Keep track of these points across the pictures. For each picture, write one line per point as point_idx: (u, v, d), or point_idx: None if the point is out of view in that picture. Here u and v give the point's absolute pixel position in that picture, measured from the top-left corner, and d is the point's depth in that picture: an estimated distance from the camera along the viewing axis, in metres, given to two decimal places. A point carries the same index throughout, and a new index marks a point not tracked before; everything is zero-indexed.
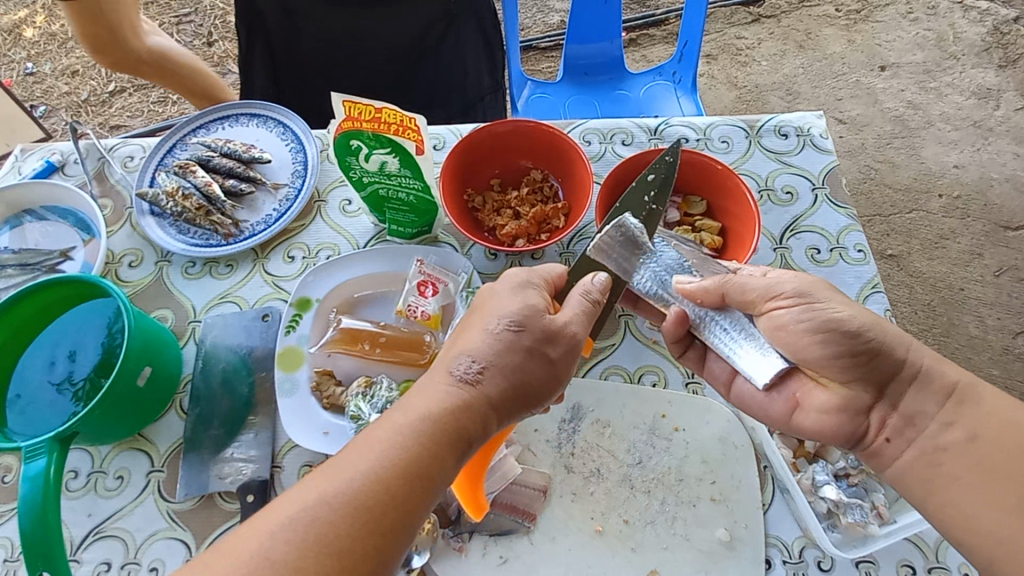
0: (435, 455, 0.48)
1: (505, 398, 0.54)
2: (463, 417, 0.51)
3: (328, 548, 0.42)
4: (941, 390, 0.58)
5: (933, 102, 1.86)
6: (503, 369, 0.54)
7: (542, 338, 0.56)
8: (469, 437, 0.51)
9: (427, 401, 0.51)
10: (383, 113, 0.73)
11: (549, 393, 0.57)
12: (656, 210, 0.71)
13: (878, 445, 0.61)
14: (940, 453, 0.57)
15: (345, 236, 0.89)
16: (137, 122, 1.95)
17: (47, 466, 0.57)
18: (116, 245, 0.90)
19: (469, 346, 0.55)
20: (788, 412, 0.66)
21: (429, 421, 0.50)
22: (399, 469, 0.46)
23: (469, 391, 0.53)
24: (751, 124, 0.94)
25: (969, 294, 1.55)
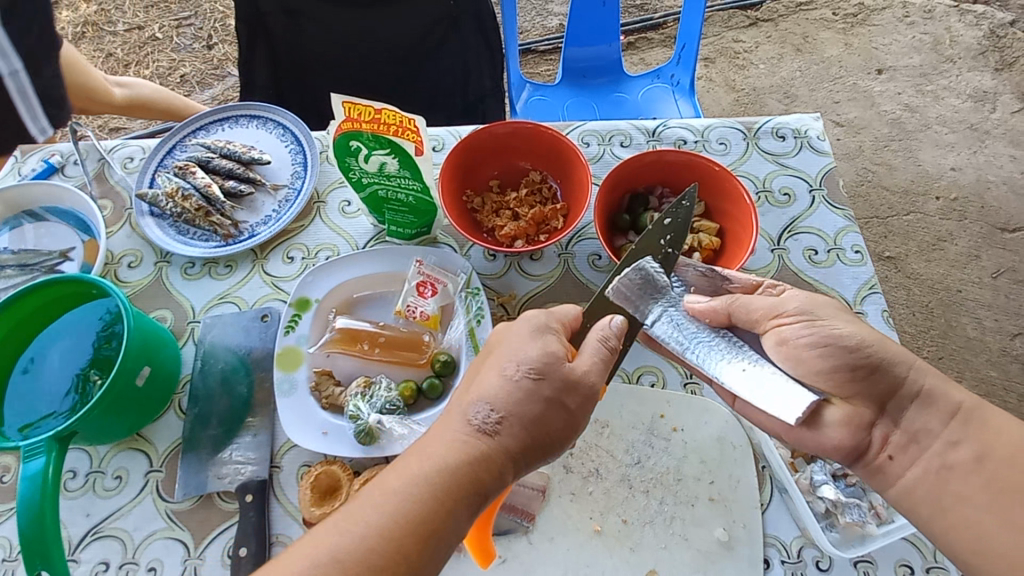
0: (447, 511, 0.47)
1: (522, 450, 0.53)
2: (479, 469, 0.50)
3: None
4: (945, 409, 0.57)
5: (930, 105, 1.87)
6: (522, 419, 0.53)
7: (563, 386, 0.54)
8: (485, 488, 0.50)
9: (443, 450, 0.50)
10: (382, 115, 0.74)
11: (567, 442, 0.56)
12: (673, 252, 0.68)
13: (882, 462, 0.59)
14: (945, 472, 0.55)
15: (344, 236, 0.89)
16: (137, 124, 1.96)
17: (44, 466, 0.57)
18: (116, 245, 0.90)
19: (487, 392, 0.54)
20: (791, 429, 0.63)
21: (445, 472, 0.48)
22: (411, 524, 0.46)
23: (487, 442, 0.51)
24: (749, 126, 0.94)
25: (966, 296, 1.56)
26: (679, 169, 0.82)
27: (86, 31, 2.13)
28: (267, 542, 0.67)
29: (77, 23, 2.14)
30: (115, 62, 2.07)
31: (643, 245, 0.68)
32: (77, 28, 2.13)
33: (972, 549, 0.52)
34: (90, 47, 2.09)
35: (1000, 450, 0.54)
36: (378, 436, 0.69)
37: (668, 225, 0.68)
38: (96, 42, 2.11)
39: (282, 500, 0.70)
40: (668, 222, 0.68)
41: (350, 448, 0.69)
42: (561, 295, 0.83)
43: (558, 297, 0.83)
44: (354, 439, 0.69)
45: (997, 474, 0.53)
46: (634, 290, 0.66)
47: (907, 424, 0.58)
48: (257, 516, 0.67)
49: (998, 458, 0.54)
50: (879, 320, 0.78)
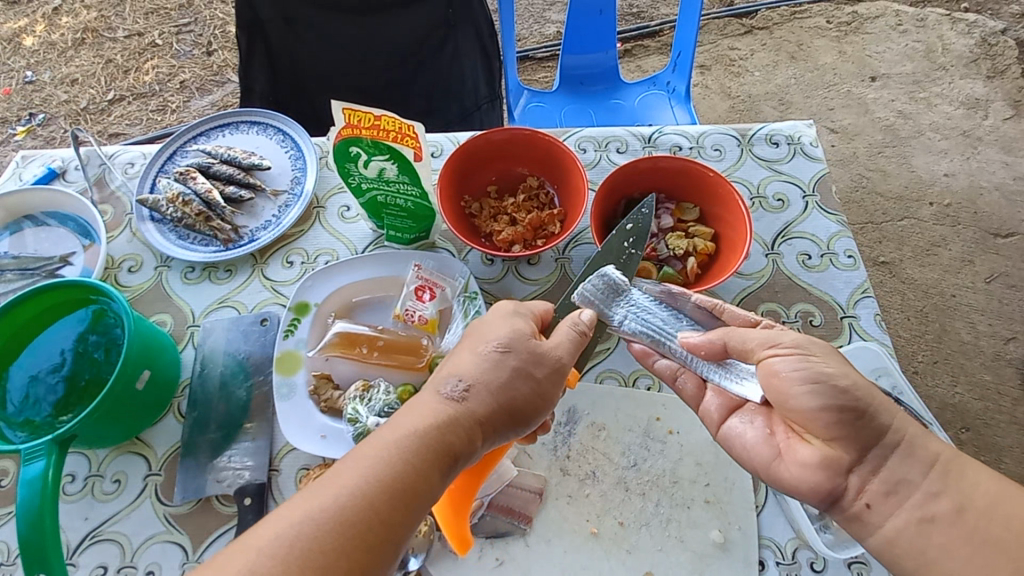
0: (420, 473, 0.47)
1: (492, 415, 0.54)
2: (449, 433, 0.51)
3: (307, 565, 0.40)
4: (925, 459, 0.54)
5: (923, 112, 1.89)
6: (490, 387, 0.54)
7: (530, 357, 0.56)
8: (456, 453, 0.50)
9: (414, 418, 0.51)
10: (381, 121, 0.75)
11: (540, 412, 0.57)
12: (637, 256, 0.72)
13: (859, 509, 0.56)
14: (925, 525, 0.52)
15: (343, 242, 0.90)
16: (136, 130, 1.97)
17: (44, 470, 0.58)
18: (116, 250, 0.90)
19: (458, 367, 0.56)
20: (770, 458, 0.62)
21: (417, 436, 0.49)
22: (385, 485, 0.45)
23: (457, 407, 0.52)
24: (743, 132, 0.96)
25: (960, 301, 1.57)
26: (673, 174, 0.84)
27: (86, 37, 2.14)
28: None
29: (77, 30, 2.16)
30: (115, 69, 2.08)
31: (608, 254, 0.73)
32: (76, 34, 2.15)
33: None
34: (90, 54, 2.11)
35: (980, 502, 0.51)
36: None
37: (630, 228, 0.74)
38: (96, 48, 2.12)
39: (281, 504, 0.70)
40: (630, 225, 0.74)
41: None
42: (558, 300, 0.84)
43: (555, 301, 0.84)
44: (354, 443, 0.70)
45: (978, 530, 0.50)
46: (600, 295, 0.68)
47: (888, 474, 0.55)
48: (255, 519, 0.68)
49: (977, 511, 0.51)
50: (872, 323, 0.79)
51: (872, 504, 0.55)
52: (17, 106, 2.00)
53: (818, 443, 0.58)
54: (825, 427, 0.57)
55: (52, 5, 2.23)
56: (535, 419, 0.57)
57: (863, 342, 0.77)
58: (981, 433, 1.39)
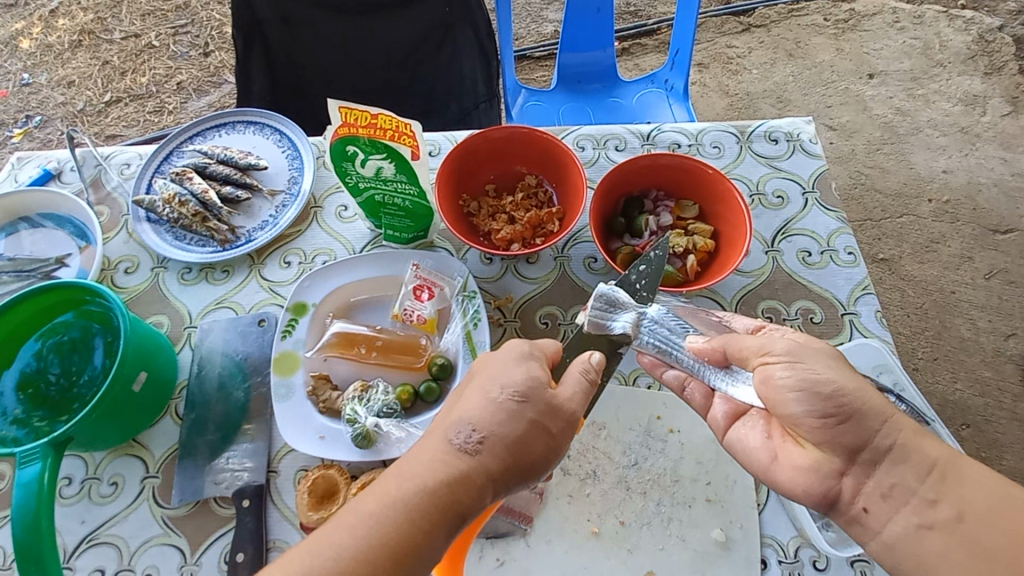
0: (420, 535, 0.45)
1: (502, 470, 0.51)
2: (458, 491, 0.48)
3: None
4: (920, 464, 0.52)
5: (921, 109, 1.89)
6: (505, 440, 0.51)
7: (546, 410, 0.53)
8: (464, 511, 0.48)
9: (420, 471, 0.48)
10: (378, 119, 0.74)
11: (549, 467, 0.54)
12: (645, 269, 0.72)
13: (857, 512, 0.55)
14: (923, 531, 0.50)
15: (341, 241, 0.89)
16: (133, 131, 1.96)
17: (40, 472, 0.57)
18: (112, 251, 0.90)
19: (470, 412, 0.52)
20: (767, 461, 0.62)
21: (421, 494, 0.46)
22: (384, 548, 0.44)
23: (468, 462, 0.49)
24: (742, 129, 0.95)
25: (960, 298, 1.57)
26: (673, 172, 0.83)
27: (83, 40, 2.13)
28: (264, 546, 0.67)
29: (74, 32, 2.15)
30: (111, 70, 2.07)
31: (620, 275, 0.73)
32: (73, 36, 2.14)
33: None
34: (87, 56, 2.10)
35: (980, 508, 0.49)
36: (376, 439, 0.69)
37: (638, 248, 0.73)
38: (93, 50, 2.11)
39: (279, 505, 0.70)
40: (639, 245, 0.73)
41: (347, 452, 0.69)
42: (558, 298, 0.83)
43: (555, 300, 0.83)
44: (353, 443, 0.69)
45: (975, 538, 0.48)
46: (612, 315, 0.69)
47: (882, 477, 0.53)
48: (254, 521, 0.67)
49: (977, 517, 0.48)
50: (872, 320, 0.79)
51: (870, 508, 0.54)
52: (14, 109, 1.99)
53: (811, 447, 0.58)
54: (809, 431, 0.56)
55: (48, 8, 2.22)
56: (547, 473, 0.54)
57: (864, 339, 0.77)
58: (982, 430, 1.39)
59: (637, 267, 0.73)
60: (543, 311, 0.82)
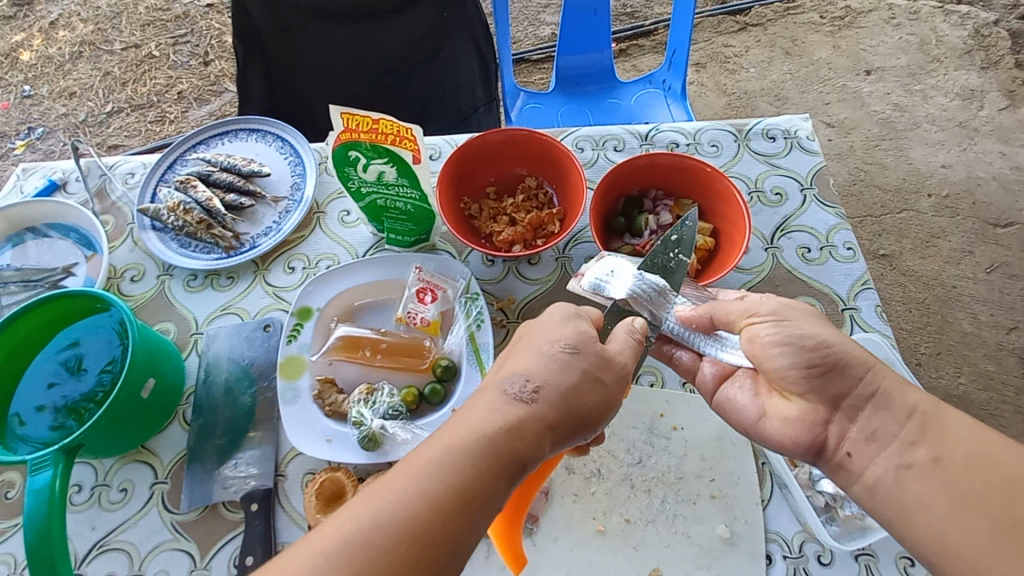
0: (487, 483, 0.44)
1: (562, 419, 0.50)
2: (518, 439, 0.47)
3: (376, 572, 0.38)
4: (901, 410, 0.55)
5: (919, 104, 1.90)
6: (560, 388, 0.51)
7: (598, 361, 0.54)
8: (524, 459, 0.47)
9: (477, 420, 0.48)
10: (379, 125, 0.75)
11: (604, 421, 0.53)
12: (684, 263, 0.69)
13: (841, 458, 0.57)
14: (903, 471, 0.52)
15: (344, 246, 0.90)
16: (135, 141, 1.97)
17: (52, 478, 0.58)
18: (118, 259, 0.91)
19: (523, 366, 0.52)
20: (756, 417, 0.64)
21: (481, 439, 0.46)
22: (449, 492, 0.43)
23: (525, 408, 0.49)
24: (739, 128, 0.96)
25: (962, 292, 1.57)
26: (672, 171, 0.84)
27: (84, 51, 2.16)
28: (274, 550, 0.67)
29: (75, 43, 2.17)
30: (113, 81, 2.09)
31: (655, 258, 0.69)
32: (74, 48, 2.16)
33: (934, 548, 0.49)
34: (88, 67, 2.12)
35: (959, 455, 0.51)
36: (382, 441, 0.70)
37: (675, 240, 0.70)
38: (94, 61, 2.13)
39: (288, 508, 0.70)
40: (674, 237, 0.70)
41: (355, 454, 0.70)
42: (559, 299, 0.84)
43: (556, 300, 0.84)
44: (359, 446, 0.70)
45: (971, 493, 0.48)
46: (645, 290, 0.67)
47: (865, 422, 0.56)
48: (263, 525, 0.68)
49: (955, 460, 0.51)
50: (872, 315, 0.79)
51: (853, 452, 0.56)
52: (17, 120, 2.01)
53: (798, 399, 0.61)
54: (794, 382, 0.60)
55: (48, 19, 2.24)
56: (602, 428, 0.54)
57: (865, 333, 0.77)
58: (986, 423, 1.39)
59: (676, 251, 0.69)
60: (545, 312, 0.83)
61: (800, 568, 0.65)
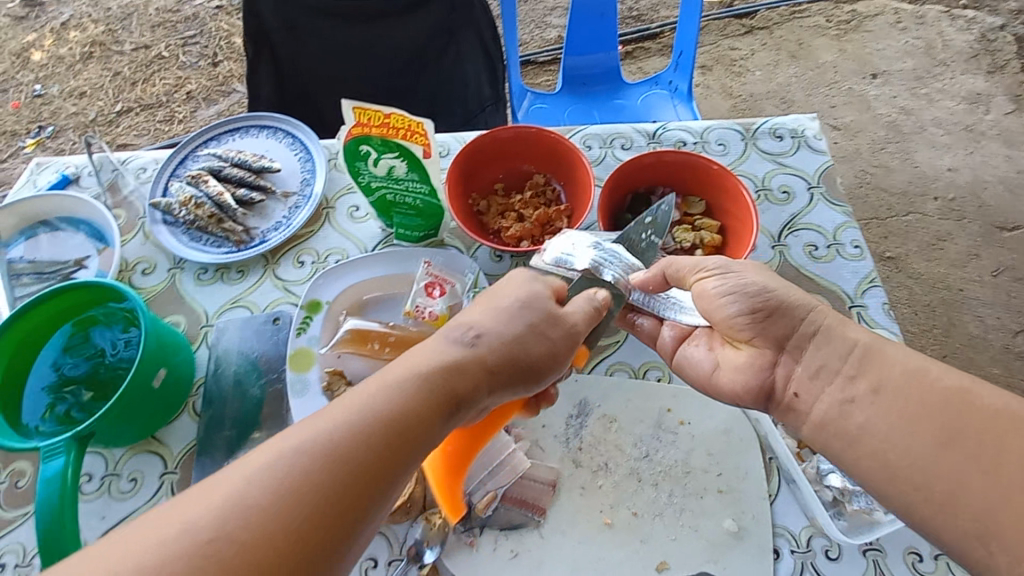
0: (421, 414, 0.47)
1: (501, 365, 0.53)
2: (457, 379, 0.50)
3: (309, 489, 0.40)
4: (842, 348, 0.59)
5: (925, 108, 1.90)
6: (502, 337, 0.55)
7: (546, 316, 0.58)
8: (461, 400, 0.50)
9: (421, 360, 0.51)
10: (390, 119, 0.76)
11: (550, 370, 0.57)
12: (655, 245, 0.74)
13: (790, 399, 0.62)
14: (847, 405, 0.57)
15: (353, 241, 0.91)
16: (144, 140, 1.99)
17: (63, 467, 0.58)
18: (129, 253, 0.92)
19: (468, 319, 0.57)
20: (710, 369, 0.69)
21: (421, 377, 0.49)
22: (383, 423, 0.45)
23: (467, 351, 0.52)
24: (747, 127, 0.97)
25: (968, 295, 1.57)
26: (679, 170, 0.85)
27: (94, 51, 2.18)
28: None
29: (86, 43, 2.19)
30: (122, 81, 2.11)
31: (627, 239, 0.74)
32: (85, 48, 2.18)
33: None
34: (99, 67, 2.14)
35: (896, 378, 0.55)
36: None
37: (649, 222, 0.74)
38: (104, 61, 2.16)
39: None
40: (649, 219, 0.74)
41: None
42: None
43: None
44: None
45: None
46: (608, 259, 0.68)
47: (810, 359, 0.61)
48: None
49: (892, 387, 0.54)
50: (880, 312, 0.79)
51: (799, 392, 0.61)
52: (28, 119, 2.03)
53: (746, 347, 0.66)
54: (741, 329, 0.65)
55: (59, 20, 2.27)
56: (545, 380, 0.57)
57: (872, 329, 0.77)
58: None
59: (648, 232, 0.74)
60: None
61: (808, 563, 0.65)
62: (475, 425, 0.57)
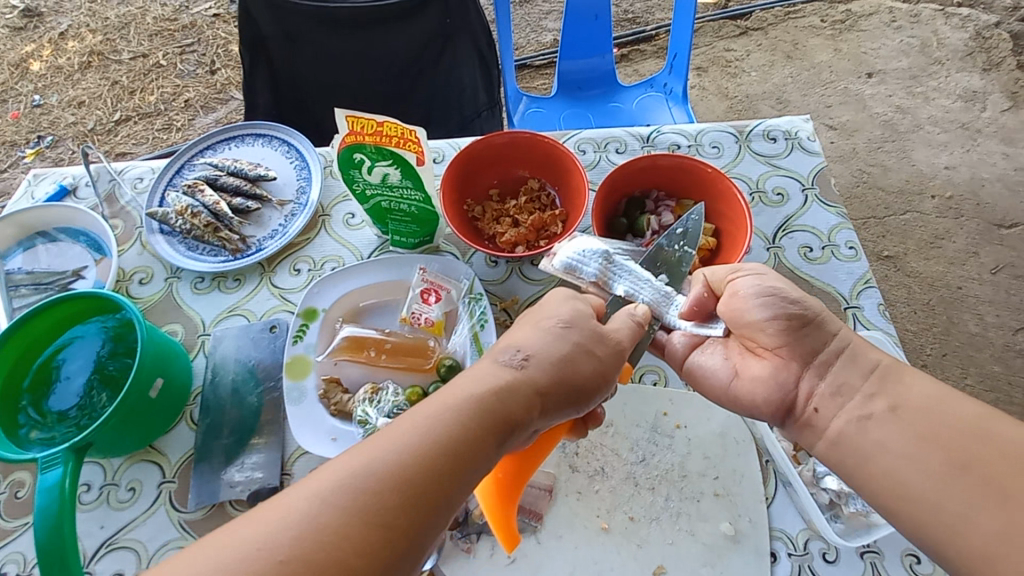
0: (476, 440, 0.45)
1: (553, 387, 0.51)
2: (509, 401, 0.48)
3: (367, 518, 0.39)
4: (864, 366, 0.59)
5: (921, 106, 1.90)
6: (553, 357, 0.52)
7: (592, 335, 0.55)
8: (515, 422, 0.48)
9: (473, 380, 0.49)
10: (383, 127, 0.75)
11: (602, 389, 0.54)
12: (690, 253, 0.71)
13: (808, 414, 0.60)
14: (864, 421, 0.56)
15: (349, 248, 0.91)
16: (143, 149, 2.00)
17: (61, 477, 0.59)
18: (127, 263, 0.92)
19: (517, 338, 0.54)
20: (729, 378, 0.67)
21: (476, 400, 0.47)
22: (437, 449, 0.43)
23: (516, 373, 0.50)
24: (740, 129, 0.97)
25: (967, 293, 1.57)
26: (673, 173, 0.85)
27: (93, 61, 2.19)
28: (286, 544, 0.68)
29: (84, 53, 2.20)
30: (121, 90, 2.12)
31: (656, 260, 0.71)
32: (83, 58, 2.20)
33: None
34: (97, 77, 2.15)
35: (920, 409, 0.54)
36: None
37: (680, 233, 0.72)
38: (103, 71, 2.17)
39: None
40: (680, 229, 0.72)
41: None
42: None
43: None
44: None
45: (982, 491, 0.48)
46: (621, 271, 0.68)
47: (834, 377, 0.60)
48: None
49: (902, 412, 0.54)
50: (875, 313, 0.79)
51: (819, 408, 0.60)
52: (27, 129, 2.04)
53: (768, 356, 0.64)
54: (771, 336, 0.63)
55: (59, 31, 2.28)
56: (597, 399, 0.54)
57: (867, 331, 0.77)
58: None
59: (681, 244, 0.71)
60: None
61: (805, 566, 0.65)
62: (527, 449, 0.54)
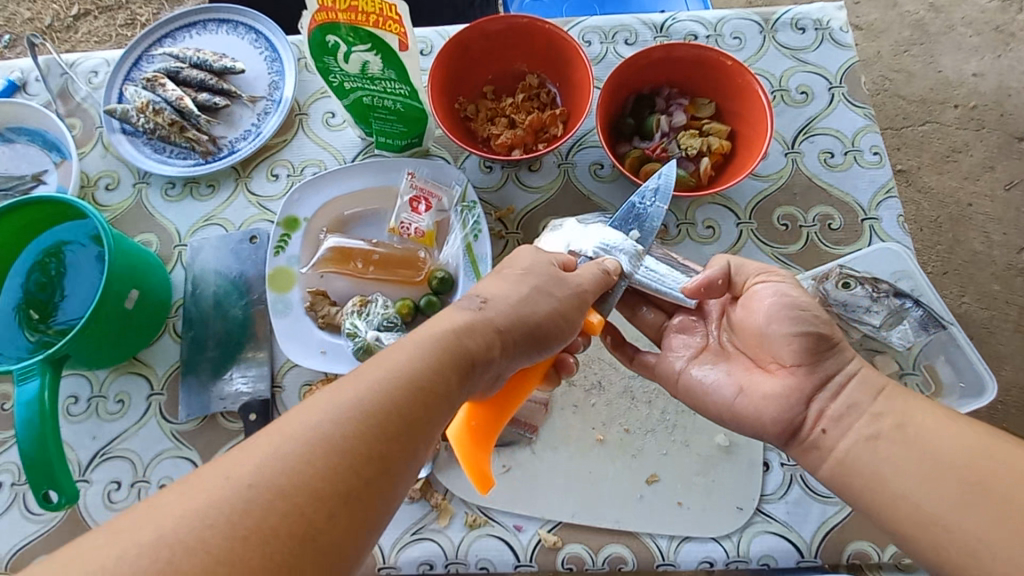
0: (440, 376, 0.42)
1: (513, 325, 0.50)
2: (469, 338, 0.46)
3: (331, 453, 0.35)
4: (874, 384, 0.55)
5: (957, 4, 1.73)
6: (509, 298, 0.51)
7: (549, 278, 0.54)
8: (477, 360, 0.46)
9: (431, 322, 0.47)
10: (358, 2, 0.66)
11: (566, 323, 0.53)
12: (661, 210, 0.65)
13: (816, 435, 0.55)
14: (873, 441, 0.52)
15: (330, 151, 0.84)
16: (107, 48, 1.82)
17: (40, 390, 0.56)
18: (90, 166, 0.85)
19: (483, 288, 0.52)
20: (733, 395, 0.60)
21: (435, 338, 0.44)
22: (398, 384, 0.40)
23: (475, 313, 0.48)
24: (766, 17, 0.86)
25: (977, 210, 1.51)
26: (689, 66, 0.76)
27: None
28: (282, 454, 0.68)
29: None
30: None
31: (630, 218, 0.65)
32: None
33: None
34: None
35: None
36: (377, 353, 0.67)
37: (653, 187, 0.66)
38: None
39: None
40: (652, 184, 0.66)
41: (350, 366, 0.68)
42: (560, 209, 0.79)
43: (557, 211, 0.79)
44: (354, 357, 0.68)
45: None
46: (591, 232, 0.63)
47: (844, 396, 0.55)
48: None
49: None
50: (894, 225, 0.75)
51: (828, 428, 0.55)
52: None
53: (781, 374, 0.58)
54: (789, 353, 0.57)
55: None
56: (561, 335, 0.53)
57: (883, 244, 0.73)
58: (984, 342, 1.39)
59: (653, 200, 0.65)
60: (546, 224, 0.78)
61: (796, 475, 0.66)
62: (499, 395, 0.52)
